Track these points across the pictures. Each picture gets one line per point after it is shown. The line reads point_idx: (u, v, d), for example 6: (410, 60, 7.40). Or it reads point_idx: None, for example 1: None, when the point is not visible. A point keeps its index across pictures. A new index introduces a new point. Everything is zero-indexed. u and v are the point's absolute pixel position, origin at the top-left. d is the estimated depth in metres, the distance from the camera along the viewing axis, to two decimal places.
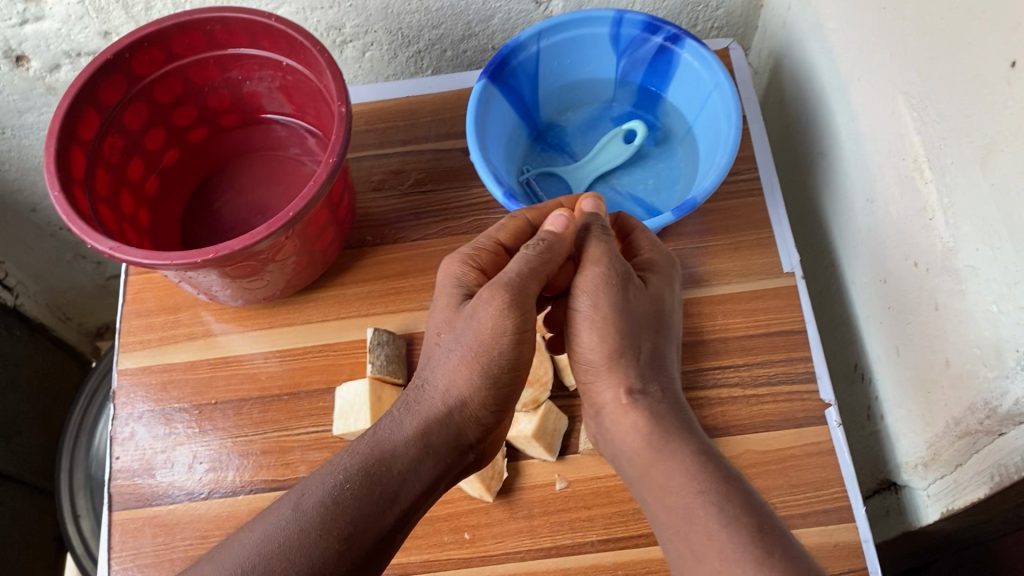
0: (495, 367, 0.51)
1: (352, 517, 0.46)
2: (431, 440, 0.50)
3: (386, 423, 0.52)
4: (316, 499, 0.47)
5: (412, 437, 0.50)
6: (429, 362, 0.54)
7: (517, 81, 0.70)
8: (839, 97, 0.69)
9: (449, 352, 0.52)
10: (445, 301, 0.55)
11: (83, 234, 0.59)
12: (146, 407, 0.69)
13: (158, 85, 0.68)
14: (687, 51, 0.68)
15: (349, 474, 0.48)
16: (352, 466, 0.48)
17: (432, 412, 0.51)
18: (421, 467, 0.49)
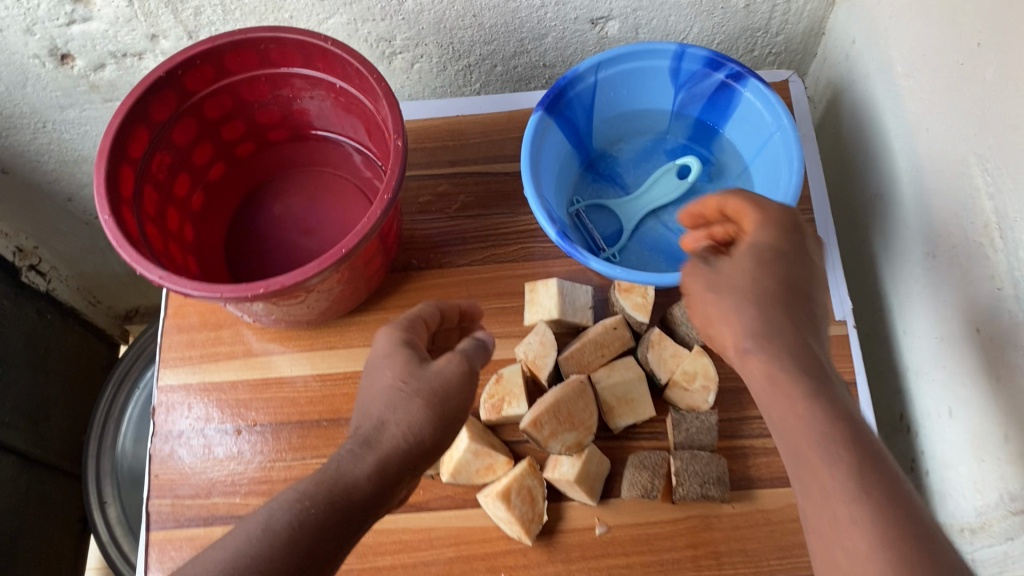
0: (443, 413, 0.49)
1: (310, 540, 0.42)
2: (392, 467, 0.46)
3: (321, 473, 0.46)
4: (276, 521, 0.42)
5: (370, 470, 0.45)
6: (377, 405, 0.49)
7: (572, 111, 0.69)
8: (903, 144, 0.67)
9: (411, 390, 0.48)
10: (394, 355, 0.51)
11: (132, 261, 0.58)
12: (186, 426, 0.68)
13: (208, 101, 0.67)
14: (749, 89, 0.66)
15: (312, 500, 0.43)
16: (301, 496, 0.43)
17: (386, 445, 0.47)
18: (370, 502, 0.45)
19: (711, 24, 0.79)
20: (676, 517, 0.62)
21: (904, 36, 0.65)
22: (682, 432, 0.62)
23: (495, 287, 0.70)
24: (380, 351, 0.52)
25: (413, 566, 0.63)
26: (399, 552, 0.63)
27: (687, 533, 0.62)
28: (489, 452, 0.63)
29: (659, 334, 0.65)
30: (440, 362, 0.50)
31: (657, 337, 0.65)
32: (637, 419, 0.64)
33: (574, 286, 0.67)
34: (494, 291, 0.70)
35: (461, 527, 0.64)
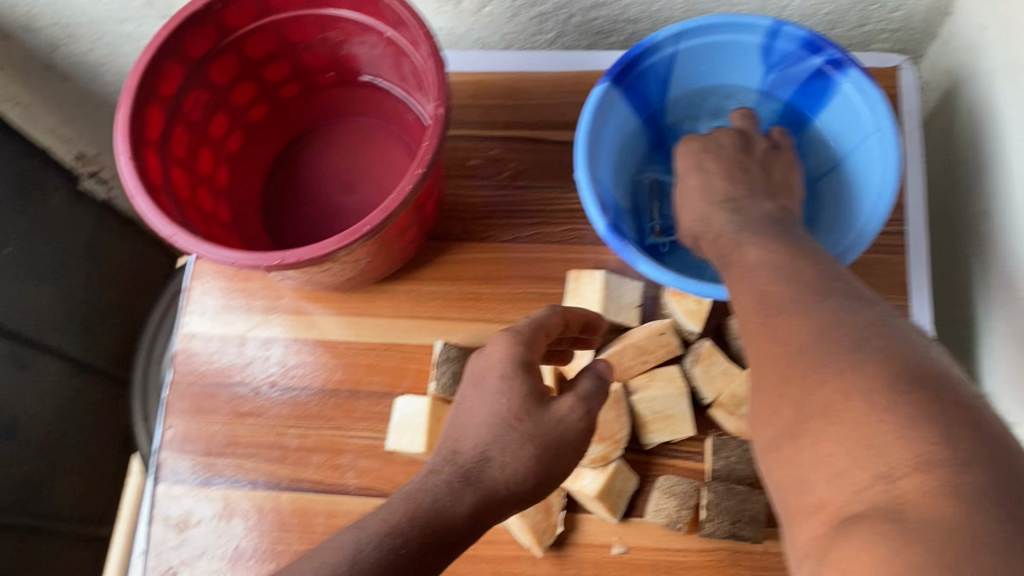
0: (548, 467, 0.45)
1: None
2: (486, 499, 0.42)
3: (408, 498, 0.41)
4: (365, 559, 0.37)
5: (469, 501, 0.41)
6: (472, 433, 0.45)
7: (643, 84, 0.61)
8: (1023, 160, 0.58)
9: (525, 433, 0.45)
10: (494, 378, 0.47)
11: (145, 213, 0.54)
12: (205, 378, 0.66)
13: (250, 39, 0.62)
14: (850, 80, 0.57)
15: (406, 538, 0.38)
16: (398, 529, 0.38)
17: (483, 478, 0.43)
18: (464, 533, 0.40)
19: None
20: (701, 548, 0.57)
21: None
22: (721, 459, 0.56)
23: (539, 270, 0.65)
24: (489, 372, 0.47)
25: None
26: None
27: (711, 567, 0.57)
28: None
29: (710, 348, 0.58)
30: (562, 409, 0.47)
31: (706, 350, 0.58)
32: (675, 436, 0.58)
33: (622, 281, 0.62)
34: (538, 273, 0.65)
35: None
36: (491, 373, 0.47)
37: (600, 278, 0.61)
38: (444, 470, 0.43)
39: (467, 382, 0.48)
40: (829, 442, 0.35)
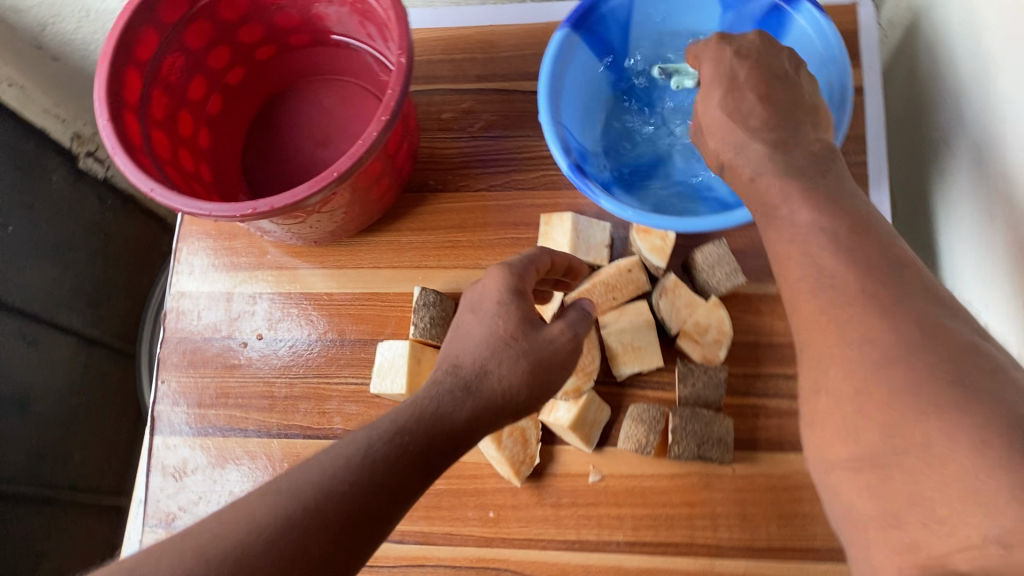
0: (541, 381, 0.47)
1: (407, 472, 0.39)
2: (483, 405, 0.44)
3: (406, 407, 0.42)
4: (375, 450, 0.39)
5: (467, 406, 0.43)
6: (470, 351, 0.47)
7: (604, 29, 0.63)
8: (971, 86, 0.59)
9: (520, 350, 0.46)
10: (488, 304, 0.49)
11: (126, 171, 0.56)
12: (196, 334, 0.69)
13: (221, 3, 0.63)
14: (802, 14, 0.59)
15: (414, 435, 0.40)
16: (403, 426, 0.40)
17: (477, 388, 0.44)
18: (462, 434, 0.42)
19: None
20: (673, 472, 0.60)
21: None
22: (688, 386, 0.59)
23: (513, 217, 0.67)
24: (484, 299, 0.49)
25: None
26: None
27: (684, 490, 0.59)
28: None
29: (674, 282, 0.60)
30: (554, 331, 0.49)
31: (672, 283, 0.61)
32: (644, 367, 0.60)
33: (590, 222, 0.63)
34: (511, 220, 0.67)
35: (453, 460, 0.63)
36: (487, 299, 0.49)
37: (569, 220, 0.62)
38: (446, 383, 0.44)
39: (461, 315, 0.50)
40: (833, 382, 0.37)
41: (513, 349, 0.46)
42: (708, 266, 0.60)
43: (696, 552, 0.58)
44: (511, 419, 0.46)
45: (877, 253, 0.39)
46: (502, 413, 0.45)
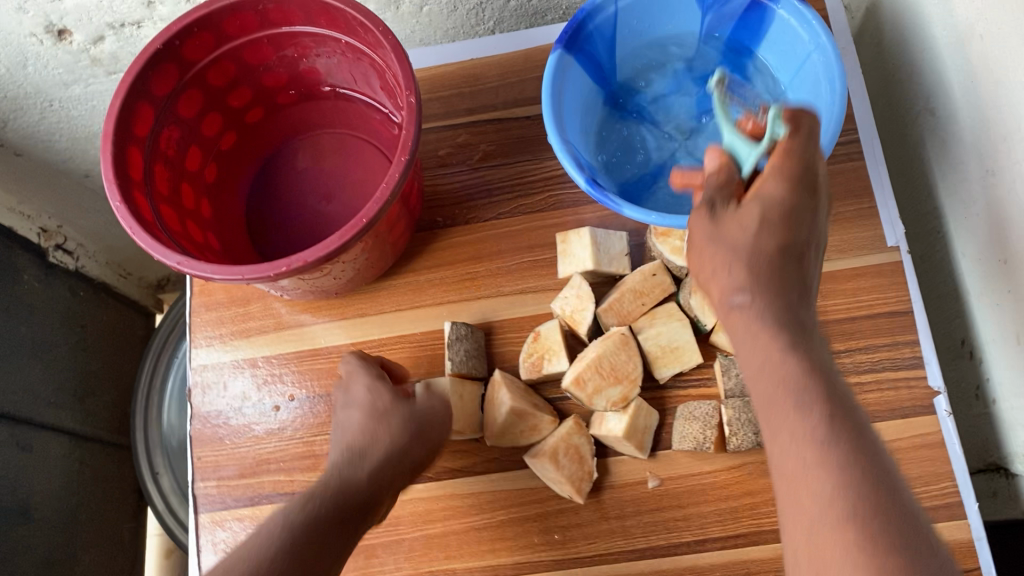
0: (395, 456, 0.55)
1: (309, 546, 0.47)
2: (342, 503, 0.51)
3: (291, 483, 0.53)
4: (291, 530, 0.47)
5: (303, 498, 0.50)
6: (342, 423, 0.59)
7: (593, 46, 0.65)
8: (954, 53, 0.62)
9: (392, 417, 0.57)
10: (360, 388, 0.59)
11: (149, 248, 0.56)
12: (224, 405, 0.67)
13: (210, 70, 0.64)
14: (784, 6, 0.61)
15: (320, 520, 0.49)
16: (275, 525, 0.48)
17: (408, 430, 0.57)
18: (332, 518, 0.49)
19: None
20: (730, 465, 0.61)
21: None
22: (732, 377, 0.60)
23: (526, 240, 0.68)
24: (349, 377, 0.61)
25: (465, 532, 0.62)
26: (449, 518, 0.62)
27: (743, 481, 0.60)
28: (533, 414, 0.61)
29: None
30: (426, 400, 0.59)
31: None
32: (683, 366, 0.61)
33: (607, 234, 0.64)
34: (525, 244, 0.68)
35: (510, 489, 0.62)
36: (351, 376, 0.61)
37: (586, 236, 0.64)
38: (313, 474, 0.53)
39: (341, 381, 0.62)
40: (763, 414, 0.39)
41: (370, 401, 0.58)
42: None
43: (766, 538, 0.59)
44: (371, 516, 0.53)
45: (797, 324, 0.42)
46: (365, 503, 0.52)
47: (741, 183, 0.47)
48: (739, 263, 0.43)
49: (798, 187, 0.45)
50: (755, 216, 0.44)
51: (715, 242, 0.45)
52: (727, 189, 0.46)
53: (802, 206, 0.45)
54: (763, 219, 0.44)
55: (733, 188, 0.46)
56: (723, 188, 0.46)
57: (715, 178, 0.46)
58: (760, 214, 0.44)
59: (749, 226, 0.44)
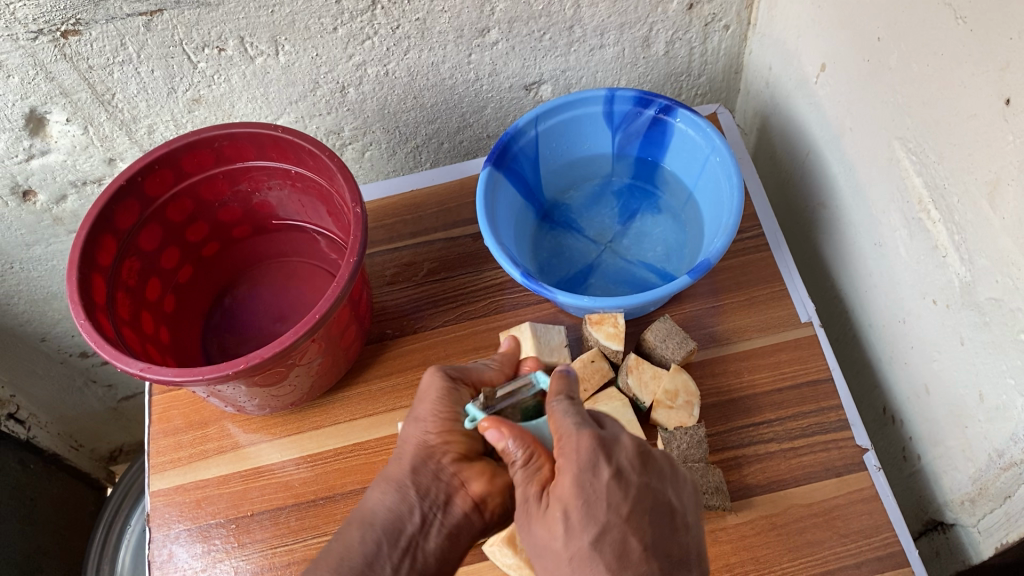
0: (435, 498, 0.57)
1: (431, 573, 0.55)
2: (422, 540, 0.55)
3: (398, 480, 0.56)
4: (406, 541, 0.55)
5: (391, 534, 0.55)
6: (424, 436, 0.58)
7: (519, 164, 0.72)
8: (833, 149, 0.71)
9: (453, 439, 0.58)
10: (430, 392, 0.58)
11: (113, 358, 0.58)
12: (181, 527, 0.67)
13: (170, 206, 0.70)
14: (680, 120, 0.70)
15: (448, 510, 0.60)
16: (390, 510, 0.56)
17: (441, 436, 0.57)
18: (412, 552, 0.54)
19: (637, 75, 0.86)
20: None
21: (812, 49, 0.70)
22: (674, 448, 0.62)
23: (471, 343, 0.72)
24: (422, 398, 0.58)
25: None
26: None
27: None
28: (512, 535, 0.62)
29: (636, 359, 0.67)
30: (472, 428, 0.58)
31: (633, 361, 0.67)
32: None
33: (546, 327, 0.69)
34: (470, 347, 0.72)
35: None
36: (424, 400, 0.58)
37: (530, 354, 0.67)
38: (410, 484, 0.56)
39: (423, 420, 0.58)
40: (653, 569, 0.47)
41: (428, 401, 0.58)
42: (661, 340, 0.67)
43: None
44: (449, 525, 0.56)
45: (601, 493, 0.47)
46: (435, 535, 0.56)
47: (523, 451, 0.52)
48: (567, 527, 0.47)
49: (593, 448, 0.48)
50: (560, 527, 0.47)
51: (535, 538, 0.49)
52: (535, 462, 0.52)
53: (631, 462, 0.49)
54: (565, 519, 0.47)
55: (533, 448, 0.52)
56: (531, 461, 0.52)
57: (523, 467, 0.52)
58: (562, 514, 0.47)
59: (559, 521, 0.48)
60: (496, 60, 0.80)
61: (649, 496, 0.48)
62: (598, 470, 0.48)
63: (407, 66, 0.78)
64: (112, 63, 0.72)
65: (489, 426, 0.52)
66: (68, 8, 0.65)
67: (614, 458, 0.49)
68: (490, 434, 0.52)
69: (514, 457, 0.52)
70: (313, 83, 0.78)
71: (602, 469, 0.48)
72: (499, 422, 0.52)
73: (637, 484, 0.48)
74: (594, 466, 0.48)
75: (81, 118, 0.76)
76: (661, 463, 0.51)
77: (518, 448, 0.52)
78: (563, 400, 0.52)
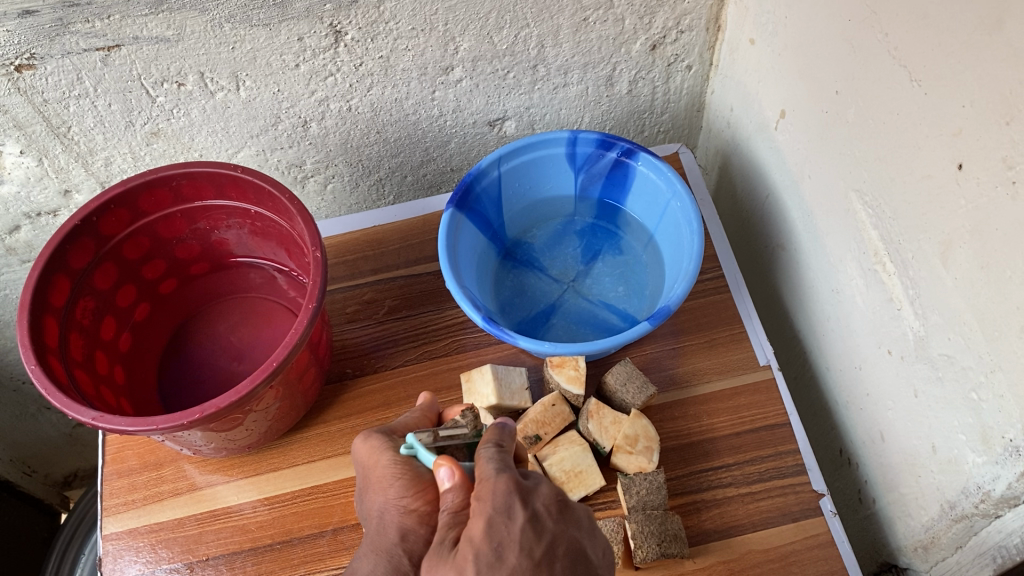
0: None
1: None
2: None
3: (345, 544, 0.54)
4: None
5: None
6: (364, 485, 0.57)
7: (481, 205, 0.72)
8: (792, 194, 0.72)
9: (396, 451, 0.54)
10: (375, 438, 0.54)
11: (64, 407, 0.57)
12: (135, 572, 0.66)
13: (126, 244, 0.69)
14: (641, 163, 0.71)
15: None
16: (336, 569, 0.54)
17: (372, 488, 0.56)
18: None
19: (600, 112, 0.86)
20: None
21: (772, 96, 0.71)
22: (633, 494, 0.63)
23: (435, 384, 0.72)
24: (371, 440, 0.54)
25: None
26: None
27: None
28: None
29: (597, 404, 0.68)
30: None
31: (594, 406, 0.68)
32: (589, 489, 0.64)
33: (507, 369, 0.69)
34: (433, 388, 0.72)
35: None
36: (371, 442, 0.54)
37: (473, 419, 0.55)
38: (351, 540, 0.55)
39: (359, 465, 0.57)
40: None
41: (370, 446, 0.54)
42: (622, 383, 0.67)
43: None
44: None
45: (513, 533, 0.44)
46: None
47: (457, 502, 0.47)
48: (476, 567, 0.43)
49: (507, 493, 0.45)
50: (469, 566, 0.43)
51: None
52: (463, 514, 0.47)
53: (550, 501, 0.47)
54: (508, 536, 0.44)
55: (469, 500, 0.47)
56: (460, 511, 0.47)
57: (450, 515, 0.47)
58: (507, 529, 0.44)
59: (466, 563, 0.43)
60: (460, 98, 0.80)
61: (562, 543, 0.46)
62: (511, 514, 0.45)
63: (370, 102, 0.78)
64: (67, 96, 0.70)
65: (443, 463, 0.47)
66: (23, 42, 0.64)
67: (530, 503, 0.46)
68: (445, 476, 0.47)
69: (446, 502, 0.47)
70: (274, 117, 0.77)
71: (516, 512, 0.45)
72: (454, 463, 0.47)
73: (552, 531, 0.46)
74: (508, 509, 0.45)
75: (35, 150, 0.75)
76: (579, 514, 0.49)
77: (453, 498, 0.47)
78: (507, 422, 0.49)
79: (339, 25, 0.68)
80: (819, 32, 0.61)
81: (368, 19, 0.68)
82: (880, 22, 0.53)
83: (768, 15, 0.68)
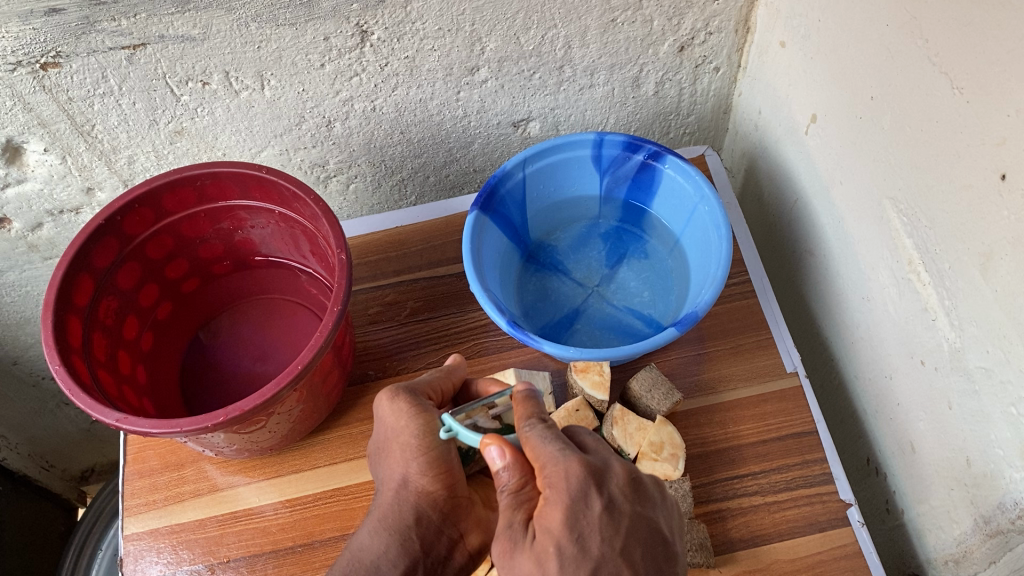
0: None
1: None
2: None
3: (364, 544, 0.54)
4: None
5: None
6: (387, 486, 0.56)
7: (505, 208, 0.71)
8: (822, 199, 0.71)
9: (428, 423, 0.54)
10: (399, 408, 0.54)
11: (88, 408, 0.56)
12: (156, 573, 0.66)
13: (149, 243, 0.68)
14: (668, 166, 0.70)
15: None
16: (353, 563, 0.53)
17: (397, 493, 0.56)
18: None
19: (625, 113, 0.85)
20: None
21: (803, 100, 0.70)
22: None
23: None
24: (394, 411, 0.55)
25: None
26: None
27: None
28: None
29: (621, 409, 0.67)
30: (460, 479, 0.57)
31: (619, 412, 0.67)
32: None
33: (531, 372, 0.68)
34: None
35: None
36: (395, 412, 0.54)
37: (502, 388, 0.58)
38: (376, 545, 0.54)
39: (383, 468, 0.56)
40: None
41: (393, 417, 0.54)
42: (648, 389, 0.67)
43: None
44: None
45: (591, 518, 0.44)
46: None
47: (516, 481, 0.47)
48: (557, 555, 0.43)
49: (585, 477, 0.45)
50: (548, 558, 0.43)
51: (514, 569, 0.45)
52: (526, 492, 0.47)
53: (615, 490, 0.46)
54: None
55: (527, 476, 0.47)
56: (520, 490, 0.47)
57: (510, 496, 0.47)
58: None
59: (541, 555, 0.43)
60: (485, 98, 0.79)
61: (636, 528, 0.46)
62: (589, 500, 0.45)
63: (395, 102, 0.77)
64: (92, 95, 0.70)
65: (491, 443, 0.46)
66: (49, 41, 0.63)
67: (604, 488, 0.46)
68: (499, 459, 0.46)
69: (502, 483, 0.47)
70: (299, 117, 0.77)
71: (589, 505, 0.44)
72: (503, 441, 0.46)
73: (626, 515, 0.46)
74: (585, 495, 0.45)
75: (59, 148, 0.74)
76: (650, 491, 0.48)
77: (509, 479, 0.47)
78: (536, 427, 0.48)
79: (365, 25, 0.67)
80: (855, 36, 0.60)
81: (395, 19, 0.67)
82: (920, 28, 0.52)
83: (800, 17, 0.67)
